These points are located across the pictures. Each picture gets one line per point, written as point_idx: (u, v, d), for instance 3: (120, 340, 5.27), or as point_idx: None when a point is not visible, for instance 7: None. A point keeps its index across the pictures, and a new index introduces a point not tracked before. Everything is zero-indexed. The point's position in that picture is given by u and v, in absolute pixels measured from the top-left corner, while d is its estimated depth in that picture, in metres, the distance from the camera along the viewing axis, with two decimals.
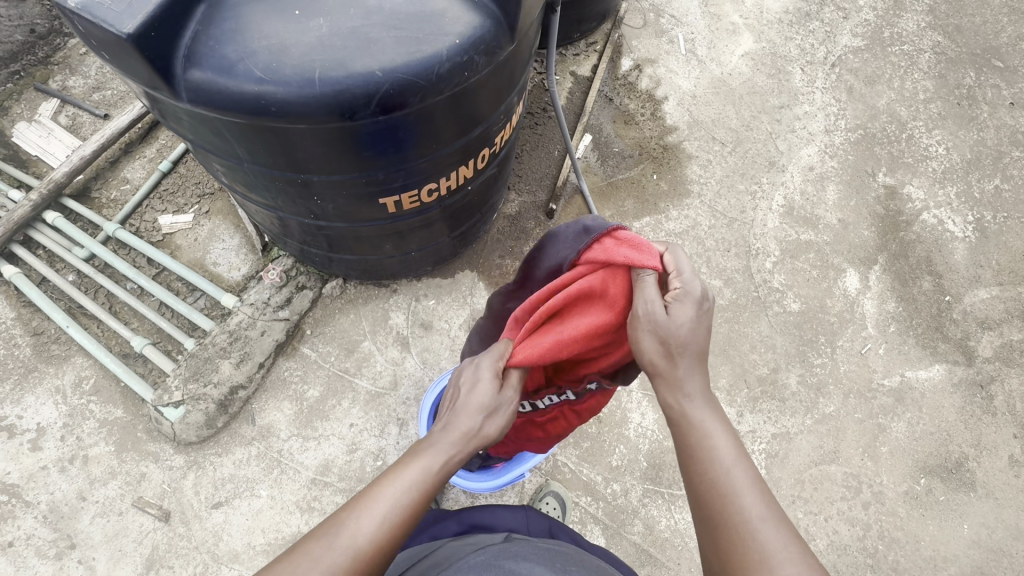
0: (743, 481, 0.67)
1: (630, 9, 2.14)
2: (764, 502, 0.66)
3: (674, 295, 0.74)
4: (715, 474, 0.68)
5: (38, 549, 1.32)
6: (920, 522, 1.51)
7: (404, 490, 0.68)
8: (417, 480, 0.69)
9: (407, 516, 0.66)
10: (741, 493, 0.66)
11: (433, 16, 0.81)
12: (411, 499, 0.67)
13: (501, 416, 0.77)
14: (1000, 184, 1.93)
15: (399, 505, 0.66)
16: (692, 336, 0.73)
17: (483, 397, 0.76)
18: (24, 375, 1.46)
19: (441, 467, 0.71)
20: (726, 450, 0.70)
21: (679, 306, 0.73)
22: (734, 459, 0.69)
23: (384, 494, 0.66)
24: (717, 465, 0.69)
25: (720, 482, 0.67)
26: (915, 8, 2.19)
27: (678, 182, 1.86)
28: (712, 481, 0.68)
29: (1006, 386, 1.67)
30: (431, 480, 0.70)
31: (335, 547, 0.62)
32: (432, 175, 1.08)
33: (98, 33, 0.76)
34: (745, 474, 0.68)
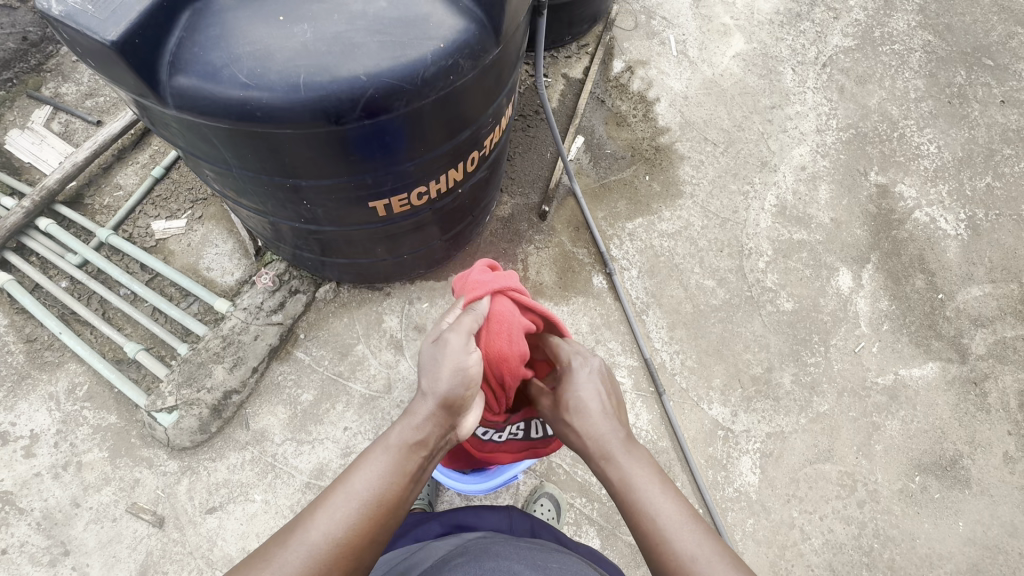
0: (671, 513, 0.76)
1: (621, 12, 2.15)
2: (693, 529, 0.74)
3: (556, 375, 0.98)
4: (648, 521, 0.76)
5: (32, 556, 1.32)
6: (915, 520, 1.51)
7: (359, 482, 0.73)
8: (370, 463, 0.75)
9: (363, 503, 0.72)
10: (673, 534, 0.73)
11: (417, 20, 0.81)
12: (365, 492, 0.72)
13: (444, 363, 0.82)
14: (991, 182, 1.93)
15: (359, 494, 0.72)
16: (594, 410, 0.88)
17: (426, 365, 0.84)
18: (18, 382, 1.46)
19: (396, 442, 0.77)
20: (651, 488, 0.79)
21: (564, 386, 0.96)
22: (662, 501, 0.77)
23: (337, 489, 0.72)
24: (649, 514, 0.76)
25: (651, 523, 0.75)
26: (905, 8, 2.20)
27: (671, 183, 1.86)
28: (646, 530, 0.75)
29: (1000, 383, 1.67)
30: (390, 463, 0.76)
31: (293, 547, 0.67)
32: (421, 178, 1.09)
33: (83, 40, 0.76)
34: (673, 512, 0.76)
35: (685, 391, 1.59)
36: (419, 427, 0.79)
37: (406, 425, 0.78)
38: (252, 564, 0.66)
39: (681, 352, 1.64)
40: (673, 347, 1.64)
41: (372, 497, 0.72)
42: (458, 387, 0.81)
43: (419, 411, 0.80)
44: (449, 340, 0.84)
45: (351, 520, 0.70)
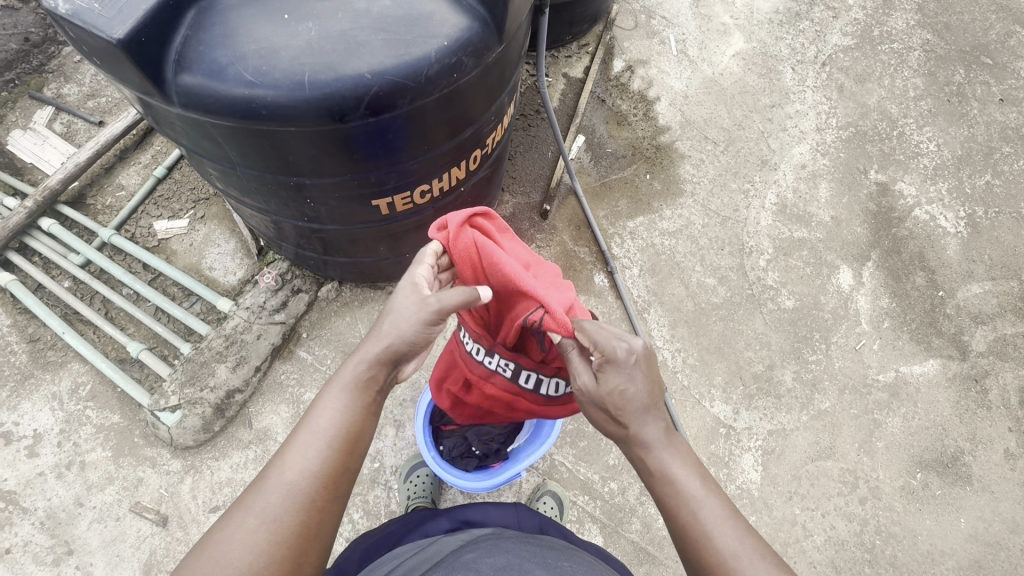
0: (715, 515, 0.75)
1: (621, 11, 2.16)
2: (737, 531, 0.74)
3: (601, 363, 0.81)
4: (688, 519, 0.75)
5: (35, 556, 1.32)
6: (917, 516, 1.51)
7: (324, 419, 0.75)
8: (331, 403, 0.76)
9: (331, 437, 0.74)
10: (713, 533, 0.74)
11: (421, 19, 0.82)
12: (331, 427, 0.74)
13: (408, 310, 0.82)
14: (991, 180, 1.94)
15: (325, 430, 0.74)
16: (632, 400, 0.79)
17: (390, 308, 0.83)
18: (21, 382, 1.46)
19: (359, 382, 0.78)
20: (694, 488, 0.77)
21: (608, 374, 0.81)
22: (702, 502, 0.76)
23: (301, 430, 0.74)
24: (687, 513, 0.76)
25: (694, 524, 0.75)
26: (904, 7, 2.21)
27: (672, 182, 1.87)
28: (684, 527, 0.75)
29: (1000, 380, 1.68)
30: (351, 396, 0.77)
31: (268, 487, 0.69)
32: (424, 177, 1.09)
33: (89, 39, 0.76)
34: (717, 509, 0.75)
35: (687, 388, 1.60)
36: (373, 360, 0.80)
37: (361, 361, 0.80)
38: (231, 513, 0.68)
39: (683, 350, 1.64)
40: (674, 345, 1.65)
41: (339, 432, 0.74)
42: (423, 336, 0.83)
43: (372, 345, 0.81)
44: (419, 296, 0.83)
45: (321, 457, 0.72)
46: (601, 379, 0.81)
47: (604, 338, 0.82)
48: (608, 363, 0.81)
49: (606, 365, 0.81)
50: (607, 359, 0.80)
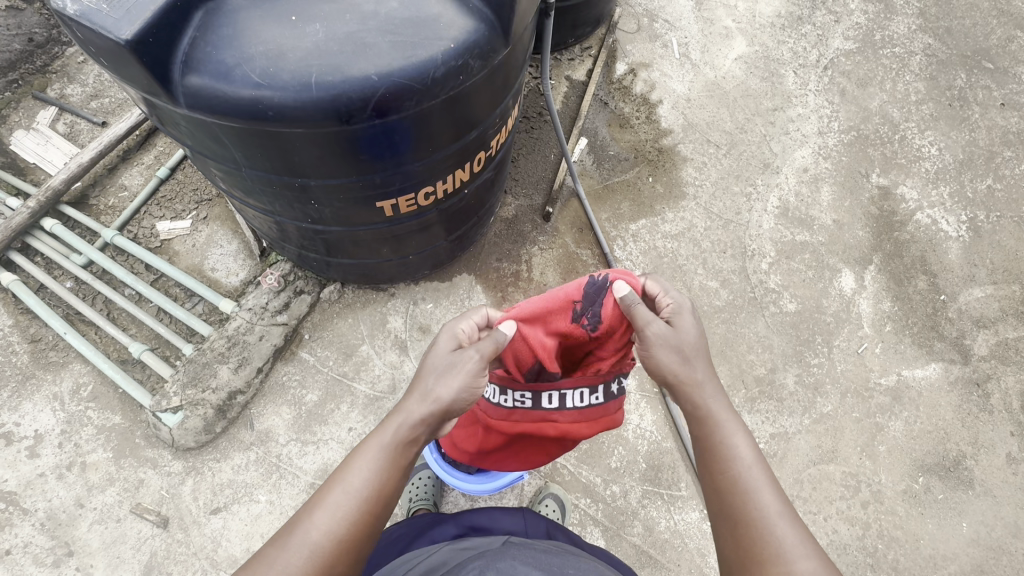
0: (762, 482, 0.79)
1: (624, 14, 2.16)
2: (780, 500, 0.77)
3: (671, 310, 0.90)
4: (739, 473, 0.80)
5: (35, 557, 1.31)
6: (919, 520, 1.51)
7: (355, 480, 0.75)
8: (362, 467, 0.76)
9: (358, 501, 0.74)
10: (761, 492, 0.78)
11: (428, 21, 0.82)
12: (360, 489, 0.75)
13: (452, 374, 0.82)
14: (992, 184, 1.94)
15: (355, 492, 0.74)
16: (698, 345, 0.87)
17: (437, 364, 0.83)
18: (22, 382, 1.46)
19: (395, 444, 0.78)
20: (746, 452, 0.81)
21: (679, 319, 0.89)
22: (752, 461, 0.81)
23: (332, 487, 0.75)
24: (737, 468, 0.80)
25: (739, 483, 0.79)
26: (906, 12, 2.22)
27: (674, 184, 1.87)
28: (733, 482, 0.79)
29: (1002, 384, 1.68)
30: (385, 457, 0.77)
31: (293, 544, 0.71)
32: (429, 178, 1.09)
33: (96, 39, 0.76)
34: (760, 477, 0.80)
35: None
36: (411, 425, 0.79)
37: (400, 423, 0.79)
38: (254, 567, 0.70)
39: None
40: None
41: (369, 496, 0.75)
42: (464, 397, 0.82)
43: (412, 410, 0.80)
44: (468, 353, 0.84)
45: (346, 521, 0.73)
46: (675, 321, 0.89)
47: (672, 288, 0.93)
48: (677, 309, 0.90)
49: (676, 311, 0.90)
50: (675, 305, 0.91)
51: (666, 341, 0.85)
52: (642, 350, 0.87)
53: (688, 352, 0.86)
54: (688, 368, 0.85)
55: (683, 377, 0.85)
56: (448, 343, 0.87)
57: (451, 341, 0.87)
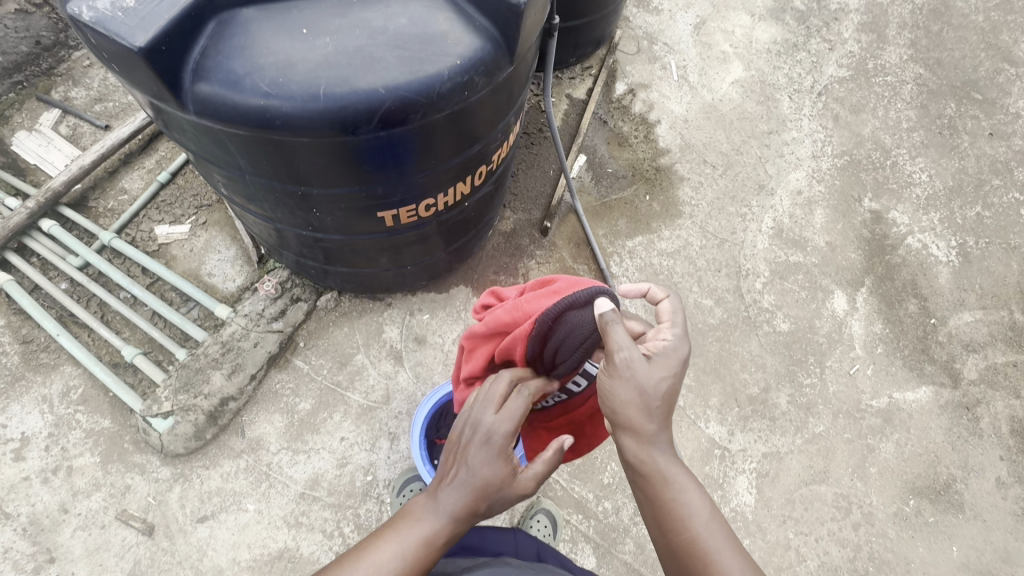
0: (720, 538, 0.79)
1: (625, 37, 2.21)
2: (738, 557, 0.78)
3: (660, 351, 0.84)
4: (696, 535, 0.80)
5: (16, 563, 1.29)
6: (910, 544, 1.51)
7: (397, 550, 0.78)
8: (399, 546, 0.78)
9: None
10: (720, 551, 0.78)
11: (435, 37, 0.84)
12: (402, 558, 0.78)
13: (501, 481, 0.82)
14: (981, 212, 1.98)
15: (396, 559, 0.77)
16: (664, 396, 0.82)
17: (490, 484, 0.80)
18: (11, 383, 1.44)
19: (439, 536, 0.80)
20: (702, 508, 0.81)
21: (659, 361, 0.83)
22: (708, 516, 0.81)
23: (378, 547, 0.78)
24: (694, 528, 0.80)
25: (697, 544, 0.79)
26: (898, 42, 2.28)
27: (671, 203, 1.90)
28: (690, 543, 0.80)
29: (992, 408, 1.69)
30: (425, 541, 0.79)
31: None
32: (430, 191, 1.10)
33: (110, 45, 0.78)
34: (718, 533, 0.80)
35: (682, 408, 1.60)
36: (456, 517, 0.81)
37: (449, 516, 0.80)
38: None
39: None
40: None
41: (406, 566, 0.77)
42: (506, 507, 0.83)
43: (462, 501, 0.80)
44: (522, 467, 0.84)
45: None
46: (659, 363, 0.83)
47: (681, 330, 0.86)
48: (664, 351, 0.84)
49: (660, 351, 0.84)
50: (664, 345, 0.84)
51: (631, 373, 0.80)
52: (605, 375, 0.83)
53: (649, 399, 0.81)
54: (644, 418, 0.82)
55: (635, 426, 0.82)
56: (487, 448, 0.81)
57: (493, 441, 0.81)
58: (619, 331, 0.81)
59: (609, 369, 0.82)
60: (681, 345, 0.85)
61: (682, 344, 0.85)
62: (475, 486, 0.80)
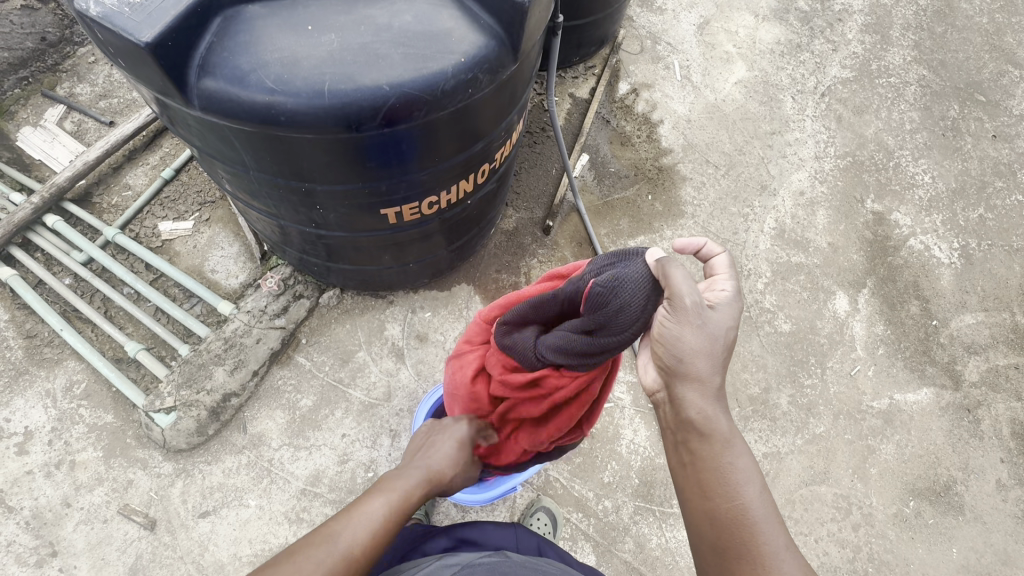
0: (766, 511, 0.77)
1: (629, 36, 2.21)
2: (783, 533, 0.76)
3: (718, 300, 0.81)
4: (743, 501, 0.77)
5: (18, 556, 1.29)
6: (909, 545, 1.51)
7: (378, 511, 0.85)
8: (383, 503, 0.87)
9: (388, 526, 0.84)
10: (766, 523, 0.76)
11: (439, 35, 0.84)
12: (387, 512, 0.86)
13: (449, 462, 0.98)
14: (984, 214, 1.98)
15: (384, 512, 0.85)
16: (726, 347, 0.80)
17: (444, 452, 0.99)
18: (15, 377, 1.45)
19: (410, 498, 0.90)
20: (752, 479, 0.78)
21: (719, 310, 0.80)
22: (759, 489, 0.78)
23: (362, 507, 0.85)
24: (743, 497, 0.78)
25: (744, 512, 0.76)
26: (901, 43, 2.28)
27: (673, 203, 1.90)
28: (737, 510, 0.77)
29: (993, 411, 1.69)
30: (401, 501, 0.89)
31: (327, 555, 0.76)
32: (433, 188, 1.10)
33: (116, 41, 0.78)
34: (765, 506, 0.77)
35: None
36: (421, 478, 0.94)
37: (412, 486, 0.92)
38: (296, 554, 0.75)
39: None
40: None
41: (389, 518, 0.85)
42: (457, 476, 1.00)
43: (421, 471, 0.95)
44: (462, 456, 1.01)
45: (374, 540, 0.81)
46: (718, 312, 0.80)
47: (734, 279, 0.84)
48: (722, 301, 0.81)
49: (724, 300, 0.81)
50: (726, 295, 0.81)
51: (699, 320, 0.78)
52: (668, 322, 0.78)
53: (715, 350, 0.79)
54: (707, 368, 0.79)
55: (698, 376, 0.79)
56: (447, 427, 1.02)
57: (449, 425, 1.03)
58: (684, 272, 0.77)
59: (674, 316, 0.78)
60: (739, 296, 0.83)
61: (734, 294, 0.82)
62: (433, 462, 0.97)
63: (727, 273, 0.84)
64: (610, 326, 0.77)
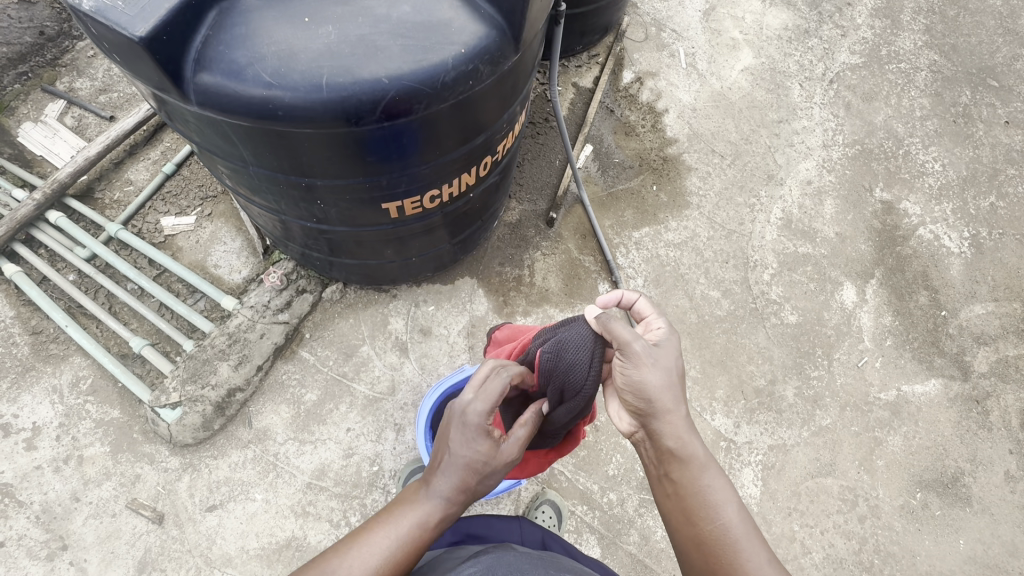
0: (748, 530, 0.79)
1: (633, 24, 2.18)
2: (765, 550, 0.78)
3: (659, 335, 0.89)
4: (725, 524, 0.80)
5: (29, 550, 1.31)
6: (916, 536, 1.51)
7: (392, 541, 0.76)
8: (403, 532, 0.77)
9: (393, 567, 0.75)
10: (749, 543, 0.78)
11: (439, 26, 0.82)
12: (403, 540, 0.77)
13: (479, 460, 0.79)
14: (995, 202, 1.95)
15: (398, 542, 0.76)
16: (680, 378, 0.86)
17: (476, 462, 0.79)
18: (22, 374, 1.46)
19: (432, 521, 0.79)
20: (731, 501, 0.82)
21: (664, 346, 0.88)
22: (737, 507, 0.81)
23: (375, 532, 0.77)
24: (724, 517, 0.81)
25: (728, 534, 0.79)
26: (912, 28, 2.23)
27: (678, 194, 1.88)
28: (720, 531, 0.79)
29: (1002, 402, 1.67)
30: (418, 529, 0.78)
31: None
32: (435, 181, 1.09)
33: (110, 35, 0.77)
34: (746, 527, 0.80)
35: (687, 401, 1.59)
36: (448, 487, 0.79)
37: (436, 508, 0.79)
38: None
39: (685, 361, 1.64)
40: None
41: (407, 545, 0.77)
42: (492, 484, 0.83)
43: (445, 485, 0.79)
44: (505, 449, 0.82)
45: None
46: (663, 347, 0.87)
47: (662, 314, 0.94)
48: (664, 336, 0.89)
49: (664, 335, 0.89)
50: (663, 331, 0.90)
51: (652, 359, 0.85)
52: (626, 369, 0.85)
53: (674, 382, 0.85)
54: (672, 402, 0.84)
55: (668, 410, 0.84)
56: (486, 437, 0.80)
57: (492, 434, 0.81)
58: (621, 323, 0.86)
59: (629, 362, 0.85)
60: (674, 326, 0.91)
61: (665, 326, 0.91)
62: (464, 468, 0.79)
63: (654, 314, 0.94)
64: (568, 386, 0.89)
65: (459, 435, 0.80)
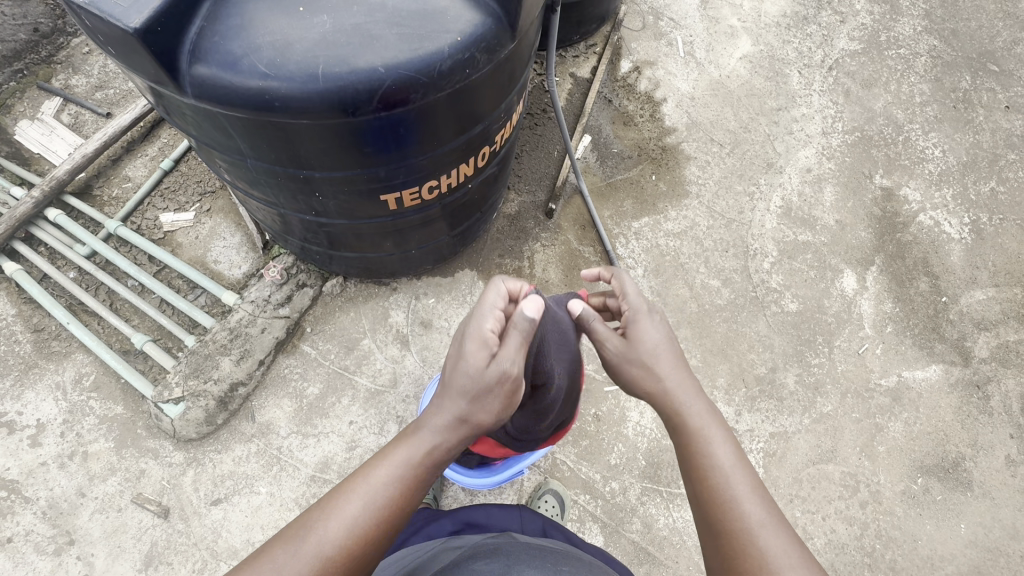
0: (744, 489, 0.75)
1: (630, 12, 2.16)
2: (764, 509, 0.74)
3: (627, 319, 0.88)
4: (716, 481, 0.76)
5: (37, 545, 1.32)
6: (917, 521, 1.51)
7: (377, 484, 0.71)
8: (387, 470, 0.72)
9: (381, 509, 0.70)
10: (743, 501, 0.74)
11: (434, 14, 0.82)
12: (388, 481, 0.71)
13: (473, 373, 0.72)
14: (995, 187, 1.94)
15: (385, 483, 0.71)
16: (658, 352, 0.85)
17: (468, 380, 0.72)
18: (25, 371, 1.47)
19: (419, 456, 0.73)
20: (726, 459, 0.78)
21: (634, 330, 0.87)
22: (733, 465, 0.77)
23: (358, 478, 0.72)
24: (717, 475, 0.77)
25: (720, 491, 0.76)
26: (912, 13, 2.21)
27: (677, 183, 1.87)
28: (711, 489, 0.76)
29: (1003, 386, 1.68)
30: (407, 466, 0.73)
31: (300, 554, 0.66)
32: (432, 173, 1.09)
33: (105, 27, 0.77)
34: (741, 484, 0.76)
35: None
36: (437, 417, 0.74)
37: (426, 440, 0.74)
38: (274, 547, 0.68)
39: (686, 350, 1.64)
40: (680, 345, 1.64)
41: (394, 485, 0.71)
42: (498, 413, 0.74)
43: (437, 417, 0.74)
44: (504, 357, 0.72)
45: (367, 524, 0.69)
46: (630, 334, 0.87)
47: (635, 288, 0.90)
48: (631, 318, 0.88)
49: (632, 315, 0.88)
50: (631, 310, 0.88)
51: (617, 355, 0.86)
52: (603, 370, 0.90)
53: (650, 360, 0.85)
54: (652, 375, 0.84)
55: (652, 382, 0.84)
56: (477, 349, 0.73)
57: (485, 348, 0.73)
58: (596, 326, 0.90)
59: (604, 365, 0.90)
60: (641, 299, 0.89)
61: (636, 302, 0.89)
62: (455, 390, 0.73)
63: (625, 286, 0.91)
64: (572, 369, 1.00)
65: (452, 352, 0.76)
